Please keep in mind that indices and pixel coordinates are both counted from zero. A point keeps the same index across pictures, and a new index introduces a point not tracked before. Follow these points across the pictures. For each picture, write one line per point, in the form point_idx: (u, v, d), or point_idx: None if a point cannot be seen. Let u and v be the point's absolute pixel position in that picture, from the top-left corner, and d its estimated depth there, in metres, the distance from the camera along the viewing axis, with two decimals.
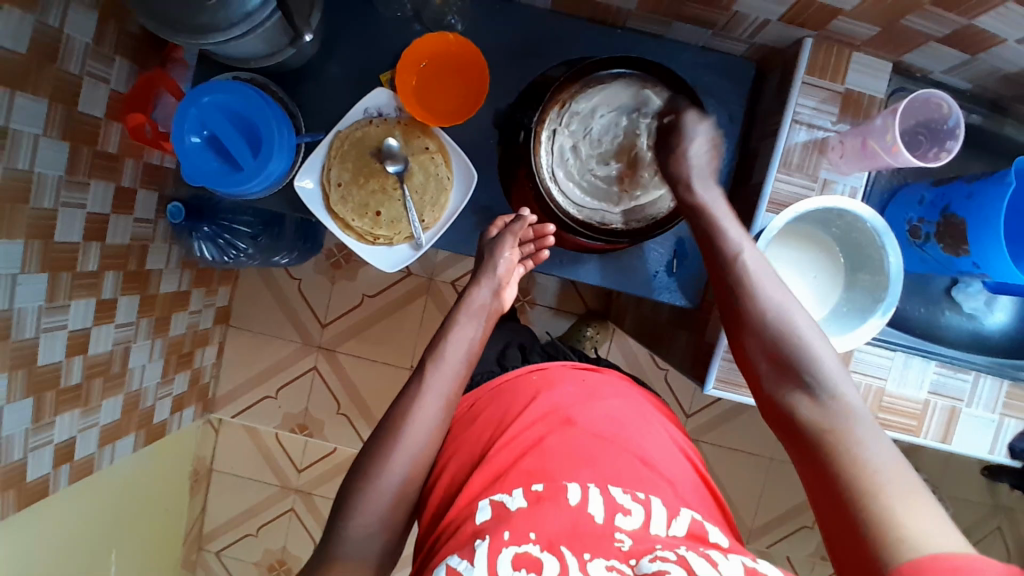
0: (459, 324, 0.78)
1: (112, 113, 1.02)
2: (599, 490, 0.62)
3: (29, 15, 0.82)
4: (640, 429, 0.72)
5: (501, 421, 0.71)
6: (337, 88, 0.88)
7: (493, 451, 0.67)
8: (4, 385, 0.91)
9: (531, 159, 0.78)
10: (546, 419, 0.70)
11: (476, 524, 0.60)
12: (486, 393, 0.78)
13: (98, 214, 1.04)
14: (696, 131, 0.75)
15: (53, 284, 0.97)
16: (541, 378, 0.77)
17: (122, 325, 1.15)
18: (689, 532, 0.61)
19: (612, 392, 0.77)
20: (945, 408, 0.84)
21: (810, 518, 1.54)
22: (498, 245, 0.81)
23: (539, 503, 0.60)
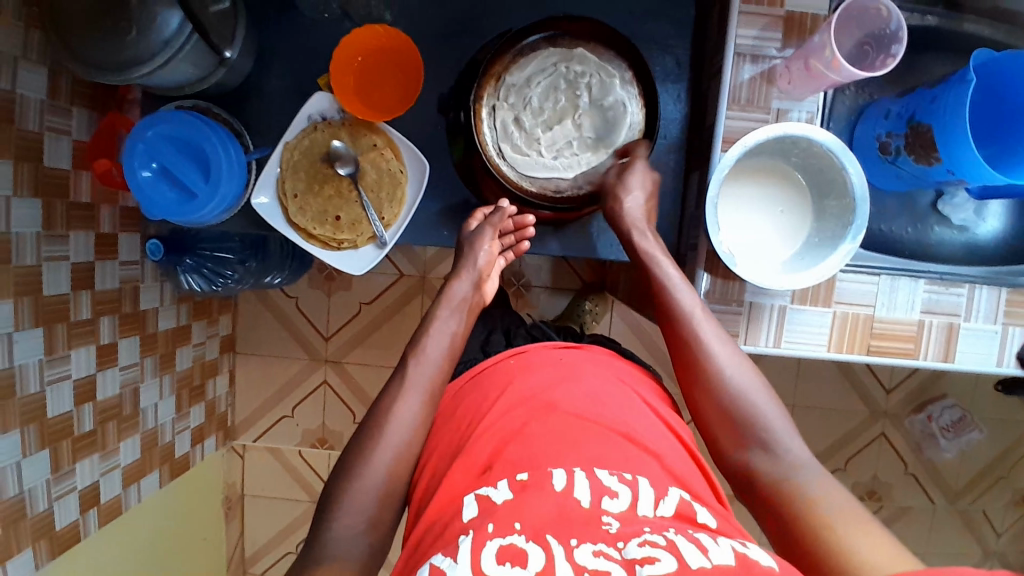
0: (440, 316, 0.79)
1: (78, 162, 1.04)
2: (585, 475, 0.61)
3: None
4: (620, 405, 0.71)
5: (479, 411, 0.72)
6: (280, 100, 0.88)
7: (471, 443, 0.68)
8: (18, 441, 0.95)
9: (474, 138, 0.77)
10: (524, 406, 0.70)
11: (462, 522, 0.59)
12: (467, 382, 0.80)
13: (83, 263, 1.06)
14: (633, 183, 0.75)
15: (50, 337, 1.00)
16: (519, 367, 0.77)
17: (126, 367, 1.18)
18: (677, 512, 0.60)
19: (593, 371, 0.76)
20: (942, 326, 0.81)
21: (842, 460, 1.51)
22: (478, 237, 0.81)
23: (524, 491, 0.60)
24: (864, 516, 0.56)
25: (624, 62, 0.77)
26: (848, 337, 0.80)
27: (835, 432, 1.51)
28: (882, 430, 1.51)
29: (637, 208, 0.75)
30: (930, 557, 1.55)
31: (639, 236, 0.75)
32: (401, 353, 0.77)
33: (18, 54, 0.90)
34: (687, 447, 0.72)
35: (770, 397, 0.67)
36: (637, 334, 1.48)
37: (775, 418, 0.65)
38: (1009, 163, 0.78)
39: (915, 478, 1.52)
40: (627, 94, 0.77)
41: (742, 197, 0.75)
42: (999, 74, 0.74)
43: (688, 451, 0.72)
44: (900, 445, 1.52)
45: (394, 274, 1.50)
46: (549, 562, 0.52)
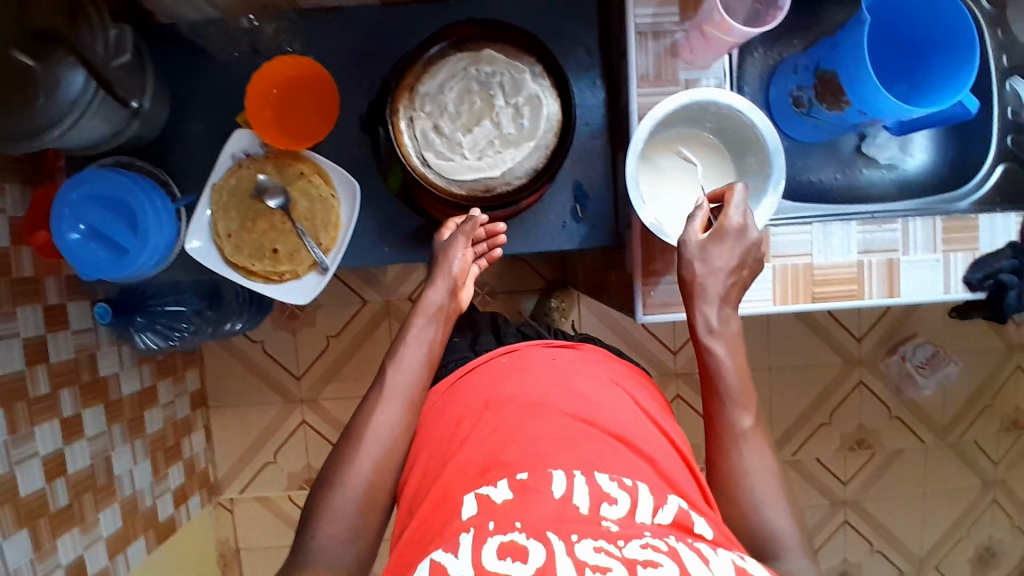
0: (416, 326, 0.77)
1: (16, 238, 1.02)
2: (584, 478, 0.61)
3: None
4: (613, 404, 0.71)
5: (478, 412, 0.71)
6: (201, 143, 0.87)
7: (468, 445, 0.67)
8: None
9: (396, 152, 0.77)
10: (522, 407, 0.69)
11: (460, 521, 0.58)
12: (458, 379, 0.78)
13: (35, 337, 1.04)
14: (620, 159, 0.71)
15: (10, 416, 0.98)
16: (511, 367, 0.76)
17: (94, 437, 1.16)
18: (676, 521, 0.59)
19: (583, 371, 0.76)
20: (882, 263, 0.83)
21: (825, 415, 1.53)
22: (449, 247, 0.78)
23: (524, 492, 0.59)
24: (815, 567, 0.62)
25: (532, 58, 0.79)
26: (792, 288, 0.82)
27: (815, 387, 1.52)
28: (860, 379, 1.53)
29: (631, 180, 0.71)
30: (927, 495, 1.57)
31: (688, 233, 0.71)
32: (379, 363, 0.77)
33: None
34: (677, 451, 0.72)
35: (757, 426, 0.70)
36: (608, 323, 1.48)
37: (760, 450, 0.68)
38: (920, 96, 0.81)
39: (900, 420, 1.55)
40: (540, 87, 0.77)
41: (669, 169, 0.77)
42: (890, 9, 0.78)
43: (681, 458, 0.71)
44: (879, 391, 1.54)
45: (357, 302, 1.49)
46: (548, 558, 0.51)
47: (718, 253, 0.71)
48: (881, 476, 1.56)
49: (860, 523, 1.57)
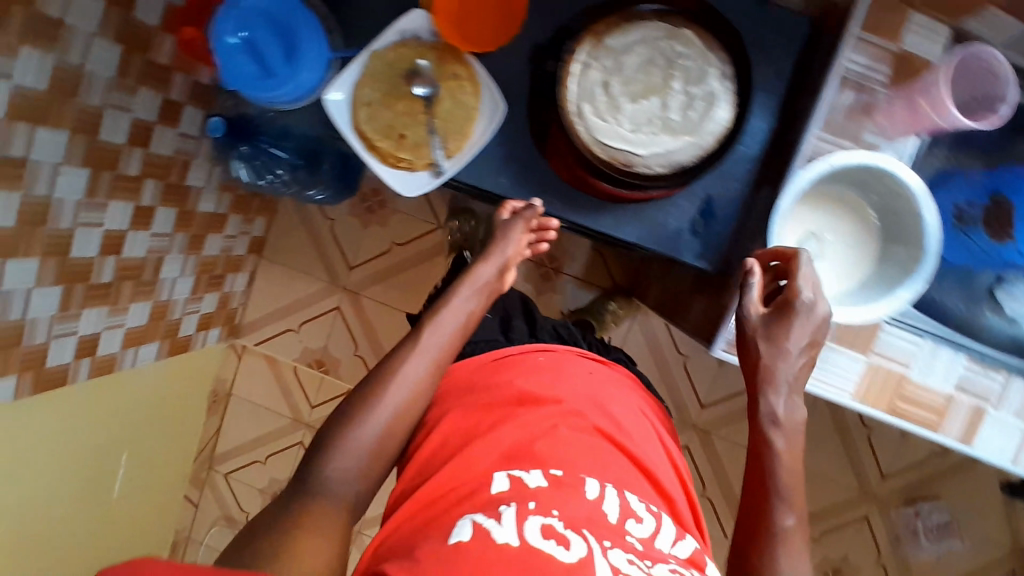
0: (462, 295, 0.84)
1: (168, 24, 1.05)
2: (615, 492, 0.69)
3: None
4: (635, 436, 0.80)
5: (516, 400, 0.78)
6: (377, 9, 0.87)
7: (503, 427, 0.75)
8: (35, 268, 0.95)
9: (558, 91, 0.75)
10: (561, 411, 0.78)
11: (493, 493, 0.66)
12: (490, 363, 0.85)
13: (144, 121, 1.07)
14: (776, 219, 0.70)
15: (94, 180, 1.01)
16: (551, 369, 0.84)
17: (157, 235, 1.20)
18: (690, 555, 0.68)
19: (614, 393, 0.85)
20: (969, 406, 0.79)
21: (816, 530, 1.47)
22: (510, 230, 0.87)
23: (559, 487, 0.67)
24: None
25: (728, 56, 0.75)
26: (877, 391, 0.78)
27: (821, 500, 1.47)
28: (867, 514, 1.47)
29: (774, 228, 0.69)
30: None
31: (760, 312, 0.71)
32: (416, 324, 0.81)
33: None
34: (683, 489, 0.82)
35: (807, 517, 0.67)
36: (652, 348, 1.45)
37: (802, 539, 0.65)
38: None
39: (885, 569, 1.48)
40: (721, 88, 0.74)
41: (811, 224, 0.74)
42: None
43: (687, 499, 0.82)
44: (879, 532, 1.47)
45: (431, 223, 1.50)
46: (589, 550, 0.59)
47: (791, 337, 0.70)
48: None
49: None
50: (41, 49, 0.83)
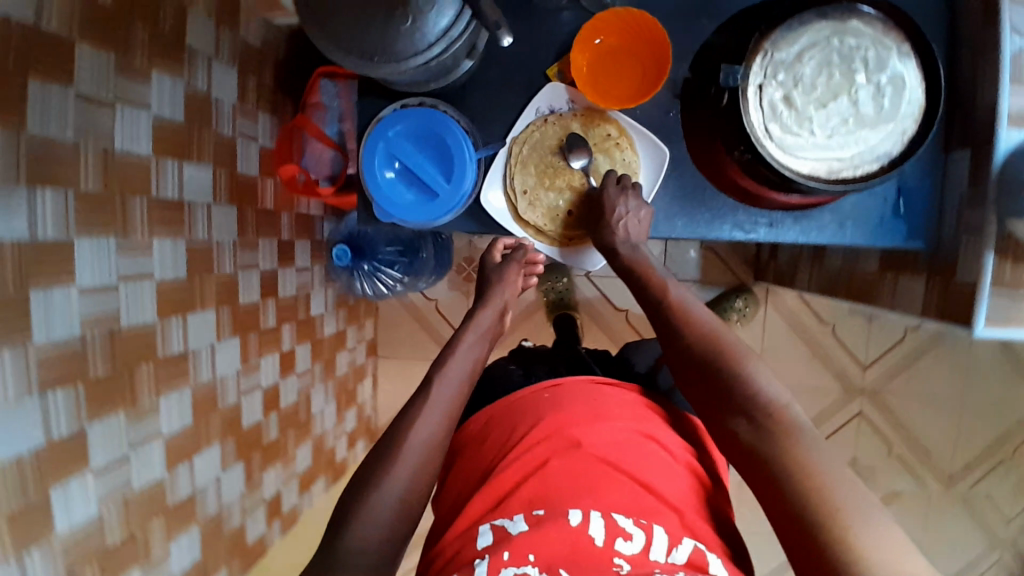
0: (467, 341, 0.77)
1: (266, 169, 1.01)
2: (600, 515, 0.63)
3: (178, 79, 0.81)
4: (647, 448, 0.71)
5: (508, 440, 0.73)
6: (499, 93, 0.82)
7: (501, 471, 0.69)
8: (217, 453, 0.93)
9: (741, 119, 0.71)
10: (551, 440, 0.71)
11: (477, 549, 0.63)
12: (499, 408, 0.79)
13: (269, 271, 1.05)
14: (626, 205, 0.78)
15: (244, 347, 0.99)
16: (551, 403, 0.76)
17: (302, 374, 1.17)
18: (689, 561, 0.61)
19: (619, 406, 0.75)
20: None
21: (1013, 453, 1.42)
22: (502, 271, 0.84)
23: (540, 526, 0.63)
24: (879, 516, 0.54)
25: (901, 33, 0.70)
26: None
27: (1009, 422, 1.41)
28: None
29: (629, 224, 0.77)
30: None
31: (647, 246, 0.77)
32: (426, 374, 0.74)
33: (213, 53, 0.88)
34: (715, 506, 0.70)
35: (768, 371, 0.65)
36: (794, 327, 1.41)
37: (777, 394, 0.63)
38: None
39: None
40: (906, 67, 0.70)
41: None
42: None
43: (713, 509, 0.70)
44: None
45: None
46: None
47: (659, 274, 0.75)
48: None
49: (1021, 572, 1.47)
50: (174, 237, 0.82)
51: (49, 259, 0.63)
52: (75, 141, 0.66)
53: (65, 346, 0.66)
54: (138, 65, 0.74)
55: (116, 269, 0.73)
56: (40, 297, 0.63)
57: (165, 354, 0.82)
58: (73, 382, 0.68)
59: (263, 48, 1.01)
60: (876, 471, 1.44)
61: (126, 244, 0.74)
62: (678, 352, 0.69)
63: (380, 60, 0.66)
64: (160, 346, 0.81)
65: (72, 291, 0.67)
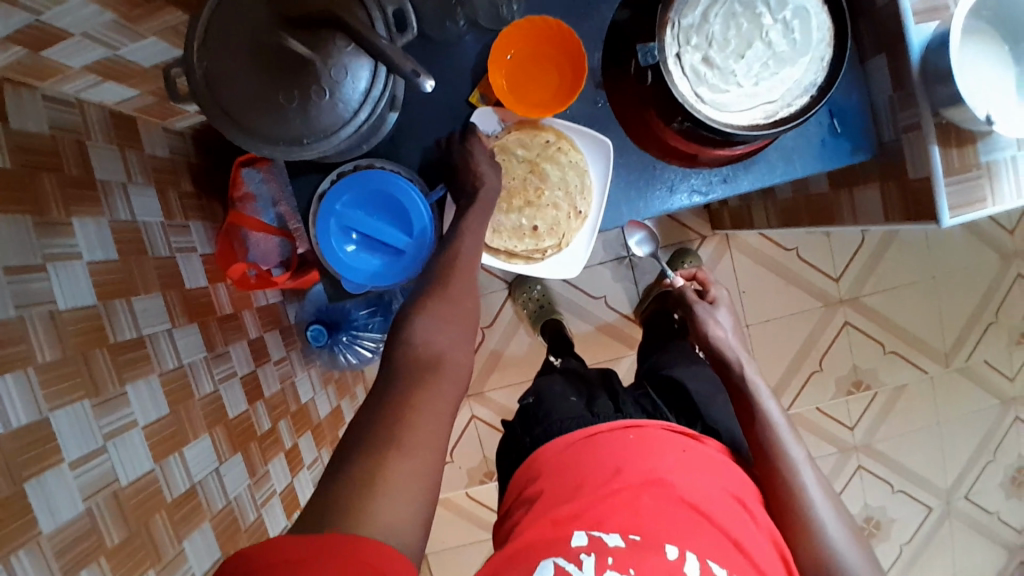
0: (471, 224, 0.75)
1: (213, 276, 0.98)
2: (697, 557, 0.63)
3: (102, 217, 0.77)
4: (735, 507, 0.71)
5: (596, 471, 0.72)
6: (429, 134, 0.82)
7: (591, 503, 0.68)
8: None
9: (671, 91, 0.72)
10: (643, 479, 0.70)
11: (571, 548, 0.63)
12: (580, 440, 0.77)
13: (248, 374, 1.01)
14: (717, 317, 0.89)
15: (248, 459, 0.95)
16: (639, 446, 0.75)
17: (311, 464, 1.13)
18: None
19: (709, 467, 0.75)
20: None
21: (991, 314, 1.50)
22: (475, 157, 0.78)
23: (637, 553, 0.62)
24: None
25: None
26: None
27: (979, 286, 1.49)
28: (1018, 272, 1.49)
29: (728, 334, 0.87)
30: None
31: (744, 365, 0.84)
32: (435, 272, 0.71)
33: (125, 180, 0.84)
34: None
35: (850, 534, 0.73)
36: (762, 263, 1.45)
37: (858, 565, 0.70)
38: None
39: None
40: None
41: (971, 55, 0.72)
42: None
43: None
44: None
45: (503, 289, 1.46)
46: None
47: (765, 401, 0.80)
48: None
49: None
50: (145, 376, 0.78)
51: (30, 448, 0.60)
52: (19, 316, 0.62)
53: (76, 525, 0.63)
54: (56, 218, 0.69)
55: (99, 428, 0.68)
56: (34, 485, 0.60)
57: (174, 496, 0.77)
58: (94, 558, 0.64)
59: (171, 157, 0.97)
60: (879, 370, 1.49)
61: (102, 400, 0.70)
62: (782, 482, 0.74)
63: (313, 141, 0.66)
64: (166, 489, 0.76)
65: (63, 466, 0.63)
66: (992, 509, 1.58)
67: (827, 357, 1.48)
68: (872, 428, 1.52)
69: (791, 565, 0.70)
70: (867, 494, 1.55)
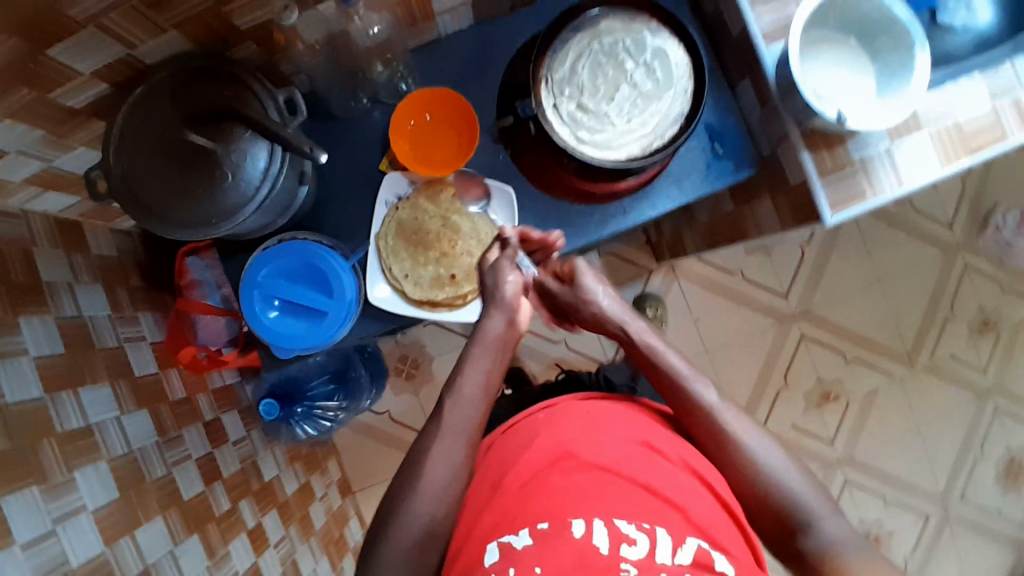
0: (472, 360, 0.79)
1: (163, 362, 1.02)
2: (603, 524, 0.64)
3: (47, 315, 0.82)
4: (646, 455, 0.72)
5: (508, 461, 0.74)
6: (347, 202, 0.88)
7: (503, 495, 0.70)
8: None
9: (551, 137, 0.80)
10: (546, 459, 0.71)
11: (485, 567, 0.64)
12: (499, 434, 0.80)
13: (203, 456, 1.02)
14: (594, 285, 0.84)
15: (205, 540, 0.95)
16: (544, 424, 0.76)
17: (279, 543, 1.12)
18: (695, 560, 0.63)
19: (609, 418, 0.76)
20: (1014, 104, 0.84)
21: (947, 308, 1.51)
22: (499, 273, 0.80)
23: (545, 539, 0.63)
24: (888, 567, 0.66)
25: (645, 14, 0.81)
26: (952, 148, 0.82)
27: (928, 282, 1.51)
28: (965, 263, 1.51)
29: (610, 302, 0.85)
30: None
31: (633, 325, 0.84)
32: None
33: (72, 280, 0.89)
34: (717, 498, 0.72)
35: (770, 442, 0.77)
36: (708, 288, 1.49)
37: (780, 465, 0.75)
38: None
39: (1017, 290, 1.52)
40: (662, 39, 0.81)
41: (822, 65, 0.79)
42: None
43: (717, 499, 0.72)
44: (988, 269, 1.51)
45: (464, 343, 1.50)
46: None
47: (667, 355, 0.82)
48: (1013, 352, 1.54)
49: (1010, 405, 1.54)
50: (93, 463, 0.80)
51: None
52: None
53: None
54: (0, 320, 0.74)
55: (48, 514, 0.71)
56: None
57: None
58: None
59: (117, 255, 1.02)
60: (845, 379, 1.50)
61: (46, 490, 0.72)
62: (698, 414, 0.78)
63: (219, 221, 0.71)
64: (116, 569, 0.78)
65: (14, 548, 0.66)
66: (990, 506, 1.55)
67: (790, 372, 1.50)
68: (852, 439, 1.51)
69: (713, 486, 0.73)
70: (860, 508, 1.52)
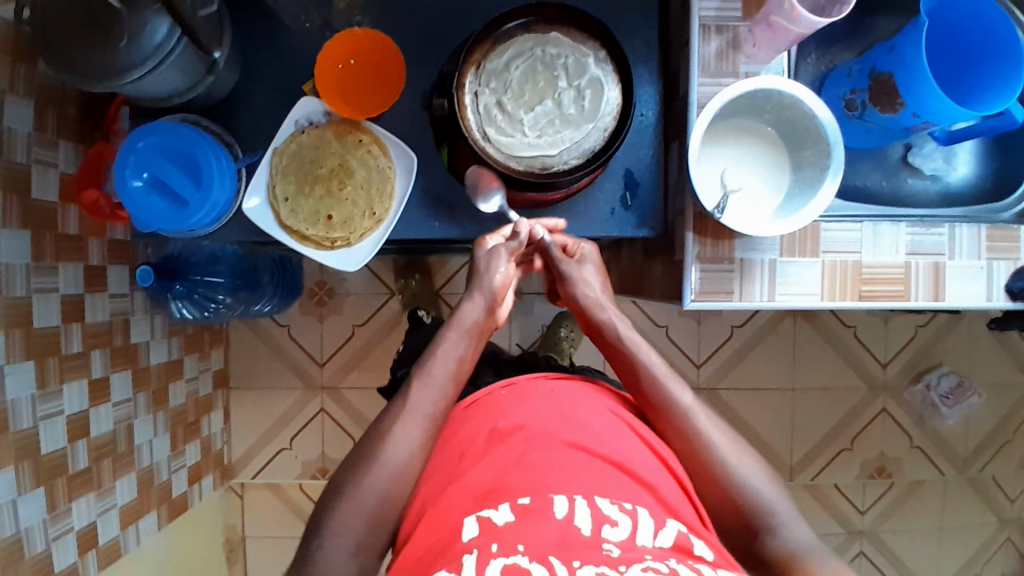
0: (449, 338, 0.78)
1: (66, 195, 1.00)
2: (586, 502, 0.62)
3: None
4: (619, 439, 0.72)
5: (474, 440, 0.72)
6: (266, 112, 0.90)
7: (468, 471, 0.68)
8: (11, 478, 0.90)
9: (459, 123, 0.79)
10: (508, 433, 0.70)
11: (463, 542, 0.60)
12: (461, 411, 0.79)
13: (73, 295, 1.03)
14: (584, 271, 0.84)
15: (41, 371, 0.96)
16: (511, 399, 0.75)
17: (120, 403, 1.14)
18: (676, 544, 0.61)
19: (582, 400, 0.76)
20: (928, 266, 0.81)
21: (847, 440, 1.48)
22: (494, 261, 0.81)
23: (526, 516, 0.60)
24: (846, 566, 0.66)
25: (597, 42, 0.80)
26: (840, 286, 0.80)
27: (837, 409, 1.48)
28: (883, 406, 1.48)
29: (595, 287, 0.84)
30: (946, 528, 1.52)
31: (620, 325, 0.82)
32: None
33: (4, 89, 0.88)
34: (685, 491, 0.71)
35: (734, 436, 0.76)
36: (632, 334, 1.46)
37: (739, 456, 0.74)
38: (972, 99, 0.79)
39: (922, 451, 1.49)
40: (603, 72, 0.80)
41: (739, 154, 0.77)
42: (945, 20, 0.78)
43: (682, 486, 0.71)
44: (904, 421, 1.49)
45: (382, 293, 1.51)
46: None
47: (644, 355, 0.80)
48: (895, 508, 1.51)
49: (876, 557, 1.51)
50: None
51: None
52: None
53: None
54: None
55: None
56: None
57: None
58: None
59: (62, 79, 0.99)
60: None
61: None
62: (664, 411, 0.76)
63: (99, 77, 0.71)
64: None
65: None
66: None
67: None
68: None
69: (679, 476, 0.72)
70: None
